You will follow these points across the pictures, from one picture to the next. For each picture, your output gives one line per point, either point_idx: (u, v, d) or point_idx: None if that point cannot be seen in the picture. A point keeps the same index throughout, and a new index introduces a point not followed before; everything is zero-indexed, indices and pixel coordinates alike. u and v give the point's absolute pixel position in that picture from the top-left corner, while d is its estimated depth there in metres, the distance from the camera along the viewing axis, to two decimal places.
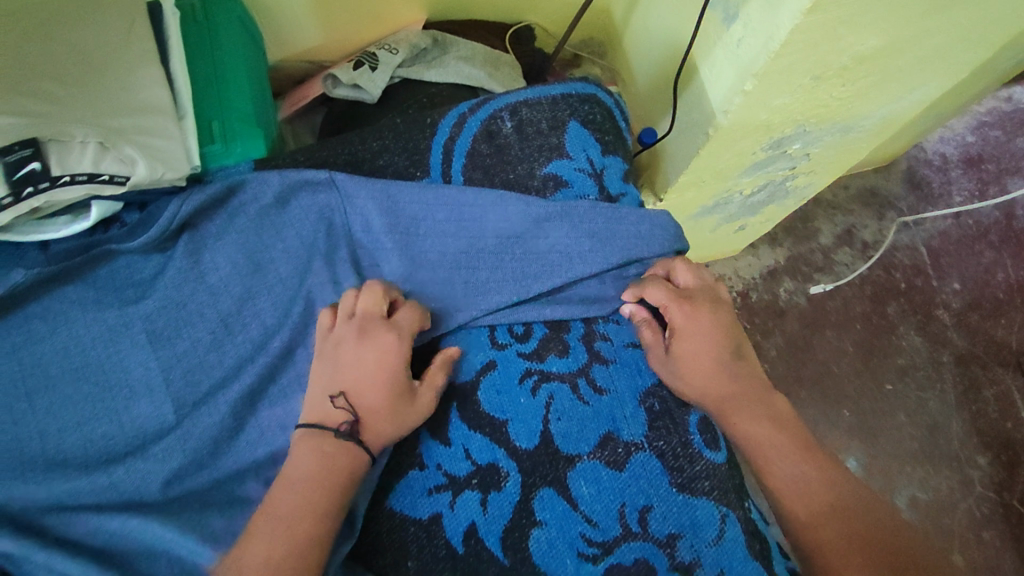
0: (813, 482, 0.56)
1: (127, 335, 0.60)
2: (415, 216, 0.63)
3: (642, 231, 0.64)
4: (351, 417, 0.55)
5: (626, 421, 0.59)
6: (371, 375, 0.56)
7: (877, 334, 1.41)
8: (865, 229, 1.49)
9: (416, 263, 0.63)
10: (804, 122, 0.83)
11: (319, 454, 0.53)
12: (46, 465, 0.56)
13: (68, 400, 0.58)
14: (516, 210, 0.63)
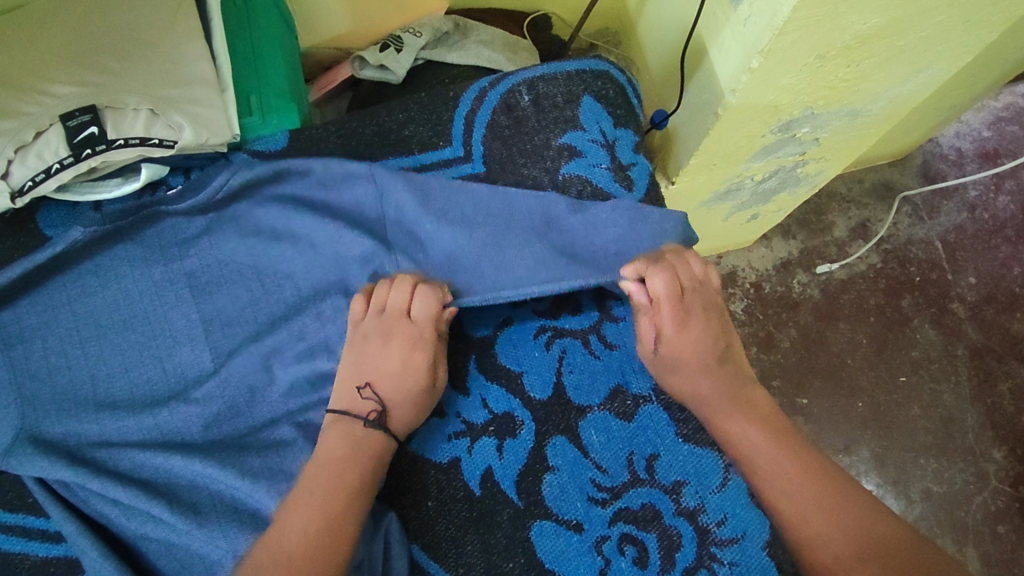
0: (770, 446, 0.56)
1: (172, 290, 0.64)
2: (449, 213, 0.66)
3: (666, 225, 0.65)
4: (376, 406, 0.58)
5: (635, 375, 0.62)
6: (398, 368, 0.59)
7: (890, 326, 1.42)
8: (880, 223, 1.50)
9: (450, 253, 0.65)
10: (811, 104, 0.87)
11: (347, 433, 0.56)
12: (96, 405, 0.60)
13: (117, 347, 0.62)
14: (546, 213, 0.65)
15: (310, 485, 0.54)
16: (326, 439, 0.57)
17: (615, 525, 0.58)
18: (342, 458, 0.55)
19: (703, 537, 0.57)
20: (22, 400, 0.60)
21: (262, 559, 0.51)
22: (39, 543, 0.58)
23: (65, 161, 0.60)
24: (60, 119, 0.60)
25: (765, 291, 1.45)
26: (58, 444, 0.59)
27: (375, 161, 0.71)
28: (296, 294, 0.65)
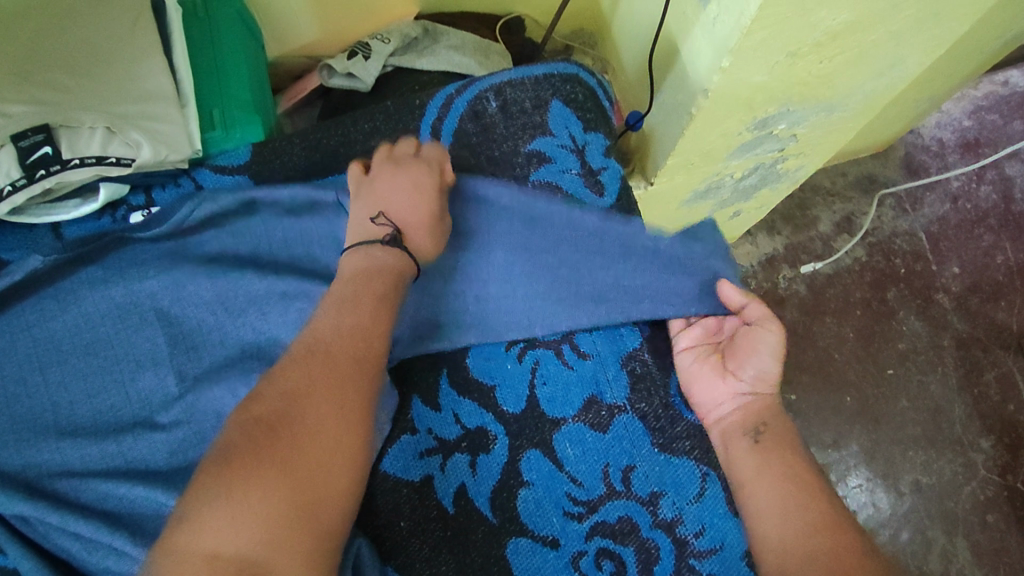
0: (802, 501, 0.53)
1: (136, 313, 0.62)
2: None
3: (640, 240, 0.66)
4: (391, 230, 0.58)
5: (609, 384, 0.61)
6: (412, 192, 0.60)
7: (876, 319, 1.42)
8: (865, 216, 1.50)
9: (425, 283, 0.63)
10: (786, 101, 0.87)
11: (364, 256, 0.57)
12: (57, 434, 0.59)
13: (78, 372, 0.61)
14: (517, 235, 0.65)
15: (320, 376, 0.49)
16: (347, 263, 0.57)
17: (592, 540, 0.57)
18: (363, 272, 0.56)
19: (681, 549, 0.57)
20: None
21: (301, 350, 0.51)
22: None
23: (18, 183, 0.58)
24: (11, 139, 0.57)
25: (751, 287, 1.44)
26: (17, 476, 0.57)
27: (342, 174, 0.70)
28: (262, 314, 0.62)
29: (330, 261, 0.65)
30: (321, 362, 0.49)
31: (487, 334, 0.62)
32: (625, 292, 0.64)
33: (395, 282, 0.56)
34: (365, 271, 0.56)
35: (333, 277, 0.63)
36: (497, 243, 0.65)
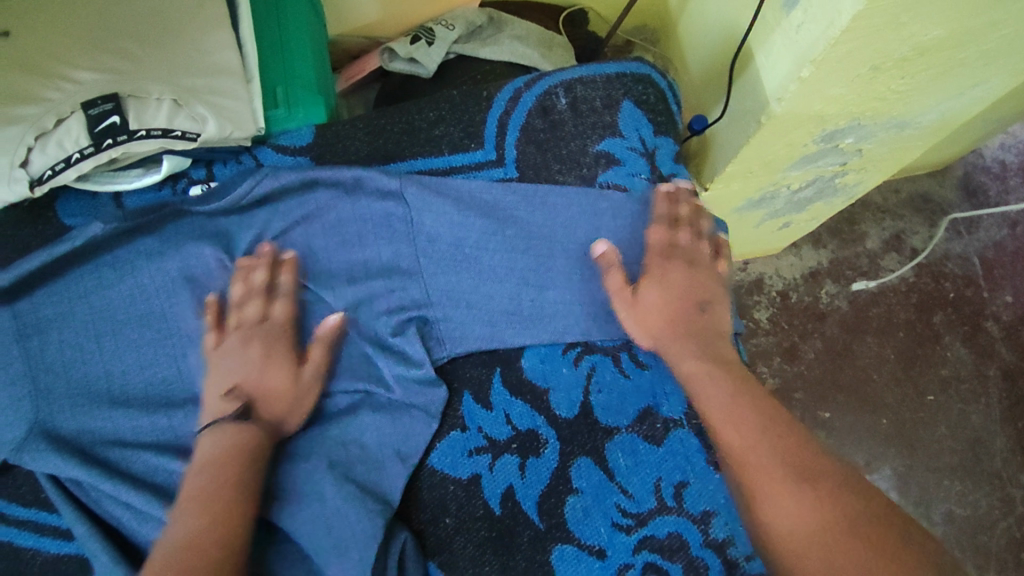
0: (779, 449, 0.53)
1: (190, 288, 0.62)
2: (480, 230, 0.63)
3: (703, 249, 0.65)
4: (242, 405, 0.55)
5: (666, 398, 0.60)
6: (258, 377, 0.57)
7: (920, 342, 1.38)
8: (915, 236, 1.45)
9: (486, 274, 0.62)
10: (858, 116, 0.84)
11: (218, 436, 0.53)
12: (109, 403, 0.59)
13: (133, 343, 0.61)
14: (583, 231, 0.64)
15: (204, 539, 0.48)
16: (201, 442, 0.54)
17: (638, 553, 0.56)
18: (215, 460, 0.52)
19: (731, 569, 0.55)
20: (37, 394, 0.58)
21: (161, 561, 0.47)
22: (51, 540, 0.56)
23: (86, 151, 0.58)
24: (82, 106, 0.58)
25: (792, 300, 1.41)
26: (72, 441, 0.57)
27: (403, 161, 0.68)
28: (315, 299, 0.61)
29: (384, 250, 0.63)
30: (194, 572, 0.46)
31: (543, 337, 0.61)
32: None
33: (258, 467, 0.53)
34: (221, 457, 0.52)
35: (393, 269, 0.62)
36: (563, 244, 0.63)
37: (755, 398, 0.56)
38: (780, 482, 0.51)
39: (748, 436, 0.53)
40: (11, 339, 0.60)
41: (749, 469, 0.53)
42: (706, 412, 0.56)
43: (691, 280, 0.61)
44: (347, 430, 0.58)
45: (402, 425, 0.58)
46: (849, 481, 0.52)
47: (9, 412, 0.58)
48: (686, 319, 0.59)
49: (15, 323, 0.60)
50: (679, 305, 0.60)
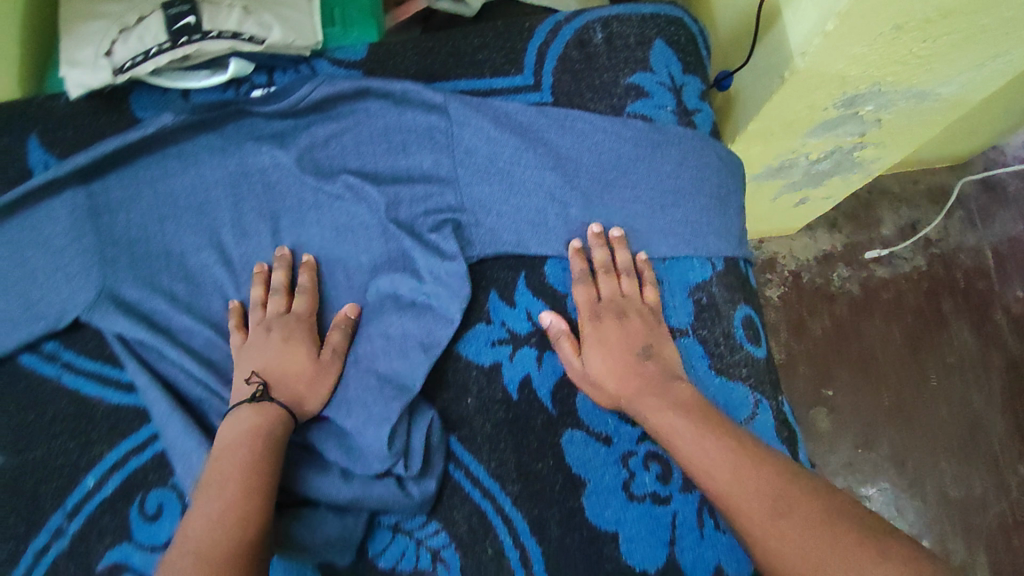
0: (764, 487, 0.51)
1: (246, 183, 0.66)
2: (514, 147, 0.67)
3: (722, 179, 0.69)
4: (260, 385, 0.58)
5: (675, 310, 0.65)
6: (282, 362, 0.59)
7: (927, 328, 1.41)
8: (930, 226, 1.48)
9: (515, 185, 0.67)
10: (879, 80, 0.88)
11: (234, 421, 0.56)
12: (171, 279, 0.64)
13: (192, 228, 0.65)
14: (609, 154, 0.67)
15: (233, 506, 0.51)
16: (221, 429, 0.56)
17: (642, 443, 0.61)
18: (231, 443, 0.54)
19: None
20: (104, 264, 0.64)
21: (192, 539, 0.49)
22: (114, 390, 0.61)
23: (163, 47, 0.63)
24: (161, 8, 0.64)
25: (803, 280, 1.44)
26: (136, 307, 0.63)
27: (447, 81, 0.73)
28: (357, 199, 0.66)
29: (425, 158, 0.67)
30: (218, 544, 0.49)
31: (565, 247, 0.65)
32: (698, 224, 0.67)
33: (274, 451, 0.54)
34: (241, 439, 0.54)
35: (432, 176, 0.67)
36: (590, 167, 0.67)
37: (730, 439, 0.54)
38: (771, 521, 0.50)
39: (727, 484, 0.52)
40: (83, 215, 0.65)
41: (742, 516, 0.51)
42: (686, 462, 0.54)
43: (626, 326, 0.61)
44: (380, 323, 0.62)
45: (425, 321, 0.62)
46: (840, 508, 0.50)
47: (81, 277, 0.63)
48: (640, 371, 0.59)
49: (89, 201, 0.65)
50: (632, 360, 0.59)
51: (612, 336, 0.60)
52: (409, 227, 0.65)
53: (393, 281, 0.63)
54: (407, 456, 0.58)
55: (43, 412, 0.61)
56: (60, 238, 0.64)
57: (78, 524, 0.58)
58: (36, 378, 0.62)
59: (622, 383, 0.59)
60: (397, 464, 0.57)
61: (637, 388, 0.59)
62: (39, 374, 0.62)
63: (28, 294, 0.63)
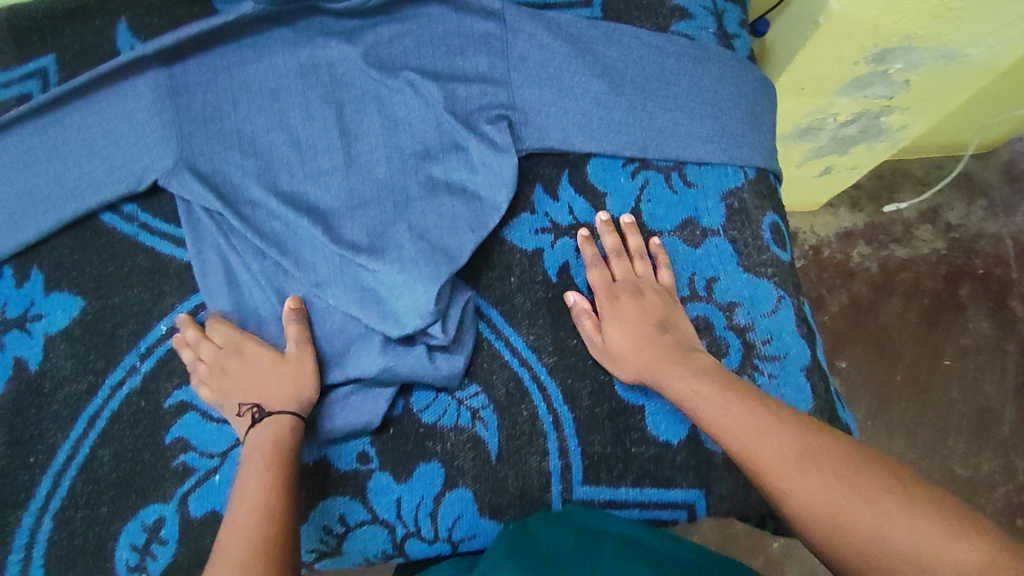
0: (787, 441, 0.50)
1: (315, 74, 0.71)
2: (565, 55, 0.71)
3: (758, 97, 0.73)
4: (252, 407, 0.58)
5: (707, 212, 0.68)
6: (255, 374, 0.59)
7: (943, 311, 1.43)
8: (951, 211, 1.50)
9: (563, 91, 0.70)
10: (910, 35, 0.91)
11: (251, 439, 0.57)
12: (238, 155, 0.69)
13: (261, 111, 0.70)
14: (653, 66, 0.71)
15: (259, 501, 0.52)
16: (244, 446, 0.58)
17: None
18: (254, 454, 0.56)
19: (749, 349, 0.64)
20: (181, 138, 0.68)
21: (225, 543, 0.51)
22: (183, 251, 0.66)
23: None
24: None
25: (823, 255, 1.47)
26: (208, 178, 0.67)
27: None
28: (416, 94, 0.69)
29: (482, 62, 0.71)
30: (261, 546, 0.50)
31: (608, 147, 0.69)
32: (734, 137, 0.70)
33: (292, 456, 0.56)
34: (267, 450, 0.56)
35: (488, 79, 0.70)
36: (636, 78, 0.70)
37: (751, 402, 0.54)
38: (796, 474, 0.49)
39: (750, 441, 0.52)
40: (163, 94, 0.70)
41: (767, 472, 0.50)
42: (709, 427, 0.55)
43: (642, 301, 0.63)
44: (430, 205, 0.65)
45: (474, 208, 0.66)
46: (868, 458, 0.49)
47: (160, 148, 0.68)
48: (659, 342, 0.60)
49: (170, 81, 0.70)
50: (651, 332, 0.61)
51: (628, 315, 0.62)
52: (463, 122, 0.68)
53: (447, 169, 0.67)
54: (443, 321, 0.61)
55: (121, 265, 0.66)
56: (142, 113, 0.69)
57: (149, 366, 0.63)
58: (116, 236, 0.67)
59: (639, 349, 0.60)
60: (433, 326, 0.60)
61: (654, 355, 0.60)
62: (119, 232, 0.67)
63: (111, 160, 0.68)
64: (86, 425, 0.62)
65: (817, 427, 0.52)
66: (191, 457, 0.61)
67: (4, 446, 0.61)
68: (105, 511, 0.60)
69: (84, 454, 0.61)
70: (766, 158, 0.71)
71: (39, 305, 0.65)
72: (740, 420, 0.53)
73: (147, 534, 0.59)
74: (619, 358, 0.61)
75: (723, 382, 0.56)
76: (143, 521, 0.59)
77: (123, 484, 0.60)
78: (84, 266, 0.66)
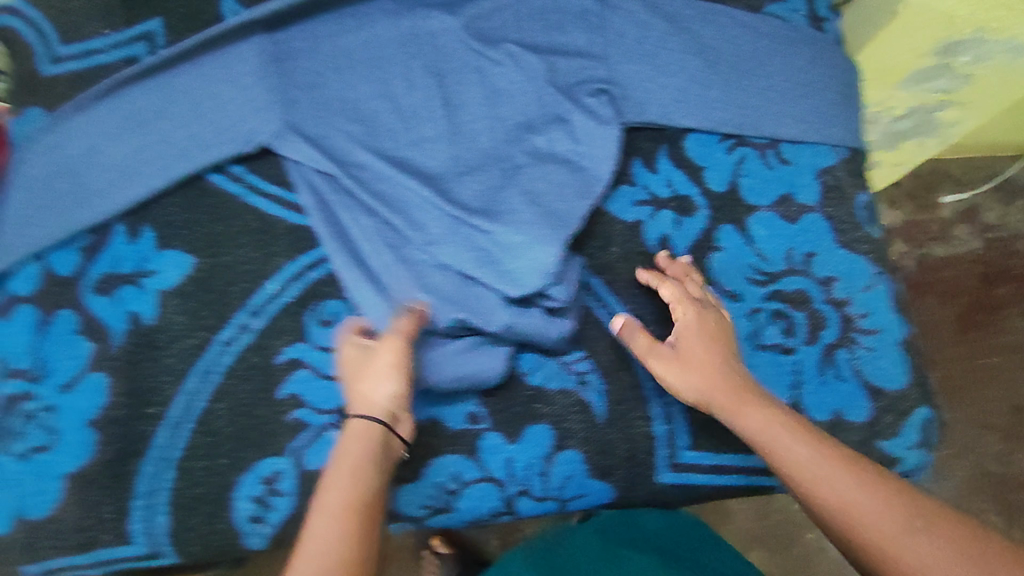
0: (881, 499, 0.49)
1: (417, 44, 0.71)
2: (662, 32, 0.71)
3: (851, 77, 0.74)
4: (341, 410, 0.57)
5: (802, 188, 0.69)
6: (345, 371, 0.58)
7: (973, 308, 1.34)
8: (989, 210, 1.40)
9: (659, 66, 0.70)
10: (983, 26, 0.89)
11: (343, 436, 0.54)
12: (342, 121, 0.69)
13: (363, 78, 0.70)
14: (748, 46, 0.72)
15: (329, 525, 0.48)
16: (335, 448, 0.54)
17: (769, 302, 0.65)
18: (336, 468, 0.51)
19: (847, 322, 0.65)
20: (286, 102, 0.69)
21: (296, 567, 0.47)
22: (292, 213, 0.68)
23: None
24: None
25: None
26: (314, 142, 0.68)
27: None
28: (517, 65, 0.70)
29: (579, 37, 0.71)
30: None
31: (706, 123, 0.69)
32: (825, 117, 0.71)
33: (372, 473, 0.51)
34: (338, 465, 0.51)
35: (586, 54, 0.71)
36: (731, 57, 0.71)
37: (842, 452, 0.52)
38: (906, 534, 0.47)
39: (851, 493, 0.49)
40: (268, 60, 0.70)
41: (869, 528, 0.48)
42: (790, 468, 0.52)
43: (719, 330, 0.60)
44: (537, 173, 0.67)
45: (577, 178, 0.67)
46: (963, 519, 0.48)
47: (266, 112, 0.69)
48: (735, 375, 0.58)
49: (272, 47, 0.70)
50: (726, 361, 0.58)
51: (690, 332, 0.60)
52: (566, 95, 0.69)
53: (551, 139, 0.68)
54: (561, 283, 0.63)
55: (230, 225, 0.68)
56: (247, 77, 0.69)
57: (261, 324, 0.65)
58: (224, 196, 0.68)
59: (711, 373, 0.57)
60: (553, 286, 0.63)
61: (731, 383, 0.57)
62: (226, 193, 0.69)
63: (219, 122, 0.69)
64: (200, 380, 0.64)
65: (904, 485, 0.50)
66: (306, 412, 0.64)
67: (123, 397, 0.63)
68: (224, 463, 0.63)
69: (200, 407, 0.64)
70: (858, 138, 0.72)
71: (151, 262, 0.67)
72: (826, 468, 0.51)
73: (266, 486, 0.62)
74: (687, 377, 0.58)
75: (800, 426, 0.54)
76: (261, 473, 0.62)
77: (239, 438, 0.63)
78: (195, 226, 0.68)
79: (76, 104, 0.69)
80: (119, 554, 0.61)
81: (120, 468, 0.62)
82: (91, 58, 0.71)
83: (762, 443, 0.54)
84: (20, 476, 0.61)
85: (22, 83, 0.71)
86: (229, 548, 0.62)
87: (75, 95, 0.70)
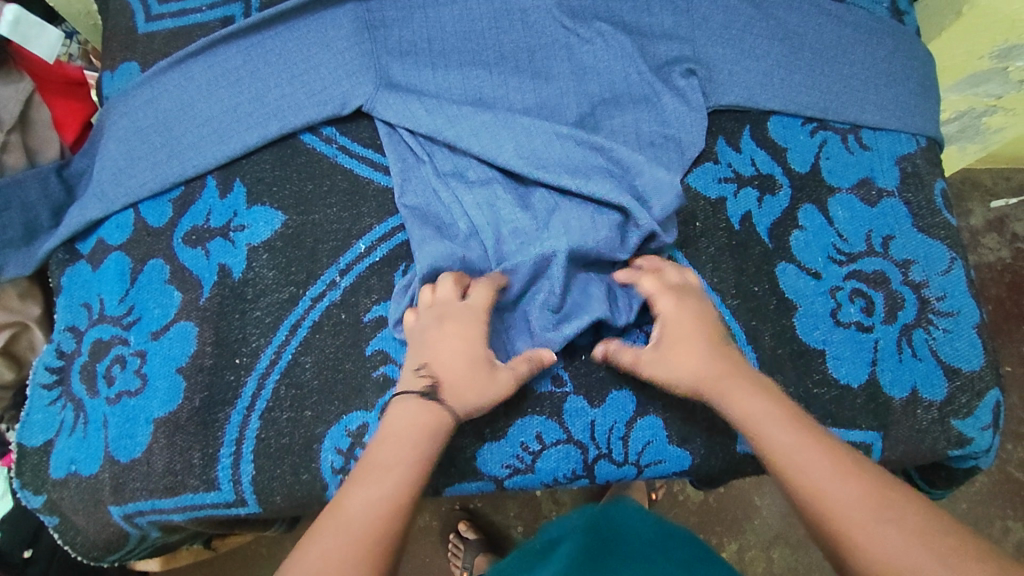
0: (833, 467, 0.52)
1: (509, 19, 0.72)
2: (749, 17, 0.73)
3: (926, 70, 0.76)
4: (428, 381, 0.58)
5: (882, 173, 0.71)
6: (448, 345, 0.59)
7: (1006, 320, 1.22)
8: (1021, 222, 1.27)
9: (744, 51, 0.72)
10: None
11: (415, 410, 0.57)
12: (434, 91, 0.69)
13: (456, 48, 0.71)
14: (830, 35, 0.74)
15: (365, 500, 0.52)
16: (389, 417, 0.57)
17: (848, 281, 0.68)
18: (398, 435, 0.56)
19: (924, 304, 0.67)
20: (380, 68, 0.69)
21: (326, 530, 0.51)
22: (382, 176, 0.69)
23: None
24: None
25: None
26: (406, 103, 0.68)
27: None
28: (606, 43, 0.71)
29: (667, 19, 0.72)
30: (353, 542, 0.50)
31: (790, 106, 0.72)
32: (902, 106, 0.74)
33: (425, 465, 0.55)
34: (399, 446, 0.55)
35: (674, 34, 0.72)
36: (815, 44, 0.73)
37: (823, 442, 0.54)
38: (858, 505, 0.50)
39: (823, 480, 0.51)
40: (361, 26, 0.70)
41: (821, 494, 0.51)
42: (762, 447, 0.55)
43: (697, 315, 0.61)
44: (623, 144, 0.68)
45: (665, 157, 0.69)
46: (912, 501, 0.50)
47: (357, 77, 0.69)
48: (729, 361, 0.59)
49: (366, 15, 0.71)
50: (715, 350, 0.59)
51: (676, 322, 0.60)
52: (654, 74, 0.71)
53: (632, 152, 0.67)
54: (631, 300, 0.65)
55: (320, 184, 0.69)
56: (341, 43, 0.70)
57: (349, 281, 0.66)
58: (316, 155, 0.70)
59: (701, 360, 0.59)
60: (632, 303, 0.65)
61: (724, 376, 0.58)
62: (318, 153, 0.70)
63: (311, 85, 0.69)
64: (287, 333, 0.64)
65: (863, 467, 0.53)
66: (392, 369, 0.63)
67: (211, 346, 0.64)
68: (309, 415, 0.63)
69: (287, 359, 0.64)
70: (932, 130, 0.74)
71: (242, 216, 0.68)
72: (794, 443, 0.54)
73: (351, 439, 0.62)
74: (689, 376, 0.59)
75: (778, 412, 0.56)
76: (346, 427, 0.62)
77: (325, 391, 0.63)
78: (285, 182, 0.69)
79: (172, 59, 0.70)
80: (205, 501, 0.62)
81: (208, 416, 0.62)
82: (187, 16, 0.74)
83: (749, 427, 0.56)
84: (113, 417, 0.63)
85: (120, 38, 0.74)
86: (310, 500, 0.62)
87: (171, 51, 0.73)
